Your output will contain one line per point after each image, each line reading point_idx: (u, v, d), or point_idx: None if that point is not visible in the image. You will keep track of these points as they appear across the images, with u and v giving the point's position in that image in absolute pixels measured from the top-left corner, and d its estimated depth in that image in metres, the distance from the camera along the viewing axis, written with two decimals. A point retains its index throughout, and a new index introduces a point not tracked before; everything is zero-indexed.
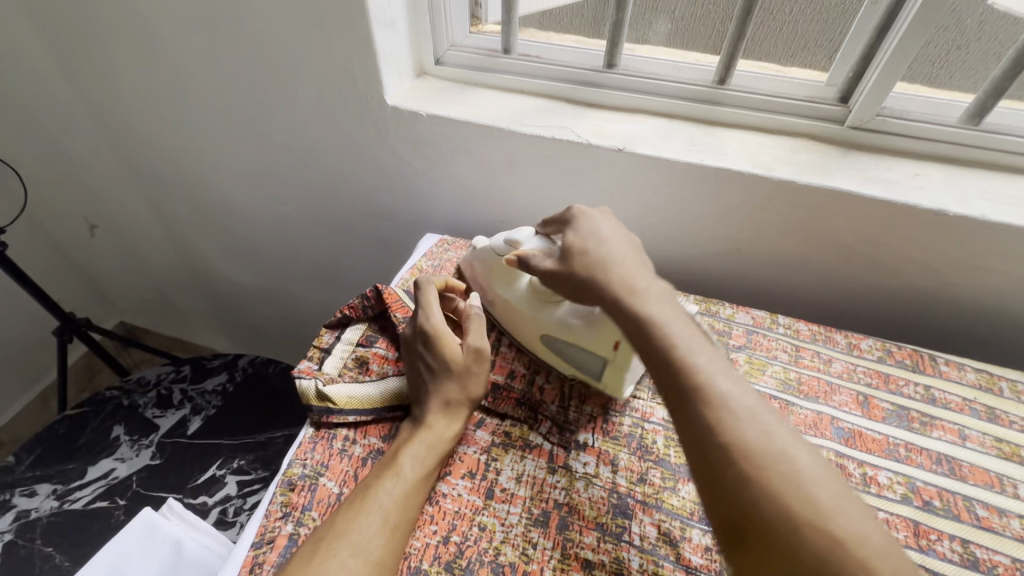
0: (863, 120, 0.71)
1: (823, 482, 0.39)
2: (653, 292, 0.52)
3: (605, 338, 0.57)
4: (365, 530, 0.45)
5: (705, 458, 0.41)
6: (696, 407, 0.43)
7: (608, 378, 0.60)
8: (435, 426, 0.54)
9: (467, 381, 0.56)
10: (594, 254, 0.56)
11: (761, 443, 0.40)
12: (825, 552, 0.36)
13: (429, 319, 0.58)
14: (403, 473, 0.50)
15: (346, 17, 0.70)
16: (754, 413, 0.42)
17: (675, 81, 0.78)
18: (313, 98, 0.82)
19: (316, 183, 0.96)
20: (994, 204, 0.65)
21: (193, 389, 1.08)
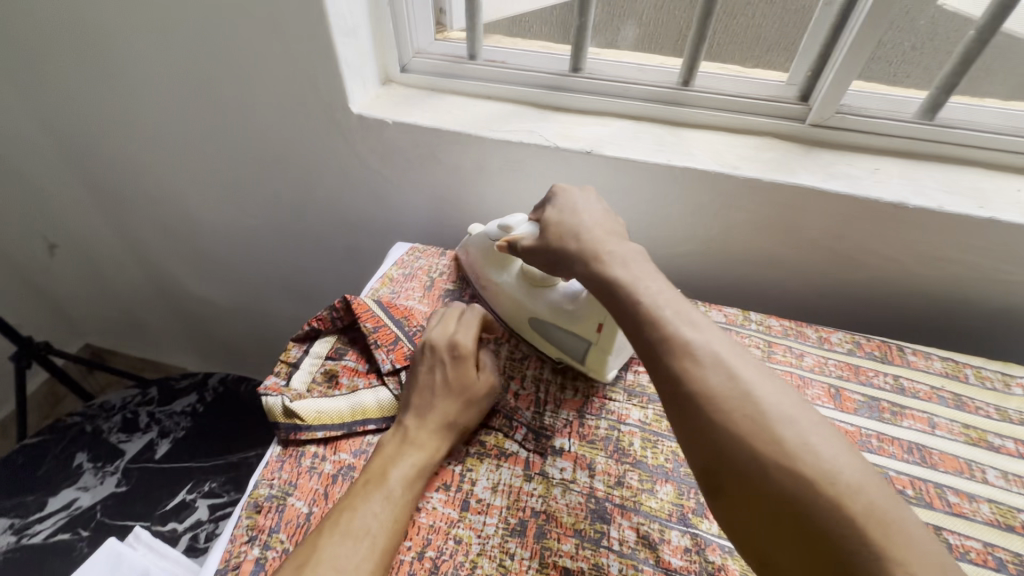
0: (823, 118, 0.72)
1: (793, 420, 0.38)
2: (624, 254, 0.52)
3: (590, 320, 0.59)
4: (351, 556, 0.43)
5: (678, 408, 0.41)
6: (665, 358, 0.43)
7: (591, 361, 0.61)
8: (427, 446, 0.52)
9: (472, 407, 0.56)
10: (566, 228, 0.57)
11: (727, 387, 0.39)
12: (797, 489, 0.35)
13: (464, 335, 0.60)
14: (390, 484, 0.48)
15: (306, 25, 0.69)
16: (722, 360, 0.41)
17: (640, 83, 0.78)
18: (277, 107, 0.80)
19: (284, 195, 0.94)
20: (950, 196, 0.66)
21: (162, 412, 1.04)
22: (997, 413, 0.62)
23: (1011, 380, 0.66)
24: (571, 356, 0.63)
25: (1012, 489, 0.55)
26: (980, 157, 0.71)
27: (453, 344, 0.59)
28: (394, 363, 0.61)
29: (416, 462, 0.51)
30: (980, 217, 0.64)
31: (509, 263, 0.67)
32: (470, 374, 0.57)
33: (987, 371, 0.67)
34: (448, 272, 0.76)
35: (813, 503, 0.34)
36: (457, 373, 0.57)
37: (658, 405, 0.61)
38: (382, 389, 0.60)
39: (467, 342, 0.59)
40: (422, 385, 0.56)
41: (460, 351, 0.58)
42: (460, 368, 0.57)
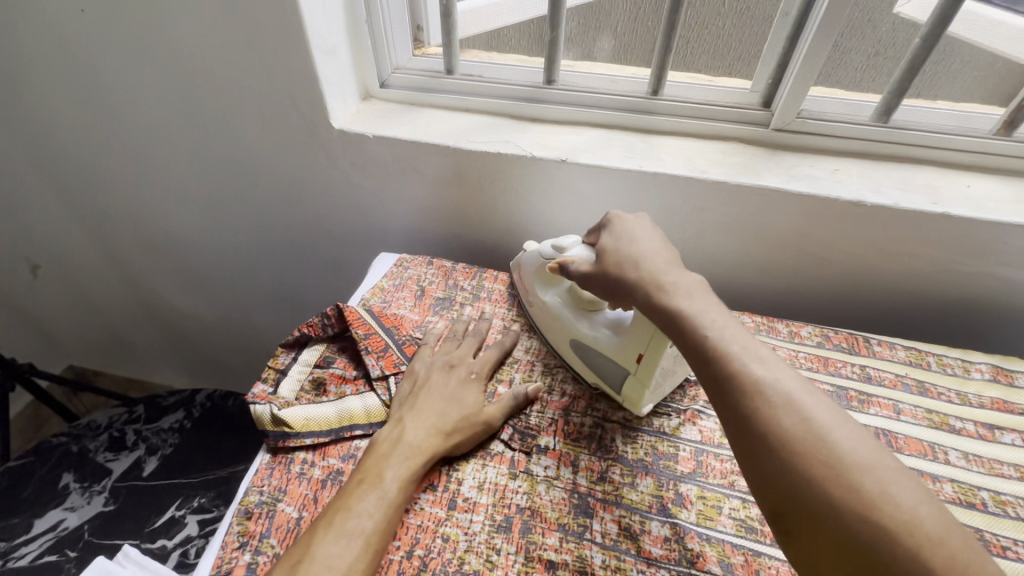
0: (785, 122, 0.76)
1: (872, 466, 0.36)
2: (688, 284, 0.50)
3: (631, 349, 0.58)
4: (345, 555, 0.44)
5: (746, 447, 0.41)
6: (732, 397, 0.42)
7: (629, 392, 0.60)
8: (424, 446, 0.54)
9: (472, 425, 0.57)
10: (624, 255, 0.56)
11: (799, 430, 0.38)
12: (869, 535, 0.34)
13: (484, 363, 0.64)
14: (385, 488, 0.50)
15: (286, 43, 0.71)
16: (795, 400, 0.40)
17: (610, 93, 0.82)
18: (260, 124, 0.82)
19: (268, 210, 0.95)
20: (905, 193, 0.70)
21: (149, 429, 1.04)
22: (958, 397, 0.66)
23: (970, 366, 0.69)
24: (609, 382, 0.62)
25: (973, 469, 0.58)
26: (931, 156, 0.75)
27: (472, 367, 0.63)
28: (383, 370, 0.62)
29: (412, 466, 0.52)
30: (934, 212, 0.68)
31: (560, 282, 0.67)
32: (479, 398, 0.60)
33: (948, 358, 0.70)
34: (437, 280, 0.78)
35: (885, 550, 0.33)
36: (466, 390, 0.60)
37: None
38: (370, 395, 0.61)
39: (483, 367, 0.64)
40: (434, 389, 0.59)
41: (477, 374, 0.63)
42: (474, 388, 0.61)
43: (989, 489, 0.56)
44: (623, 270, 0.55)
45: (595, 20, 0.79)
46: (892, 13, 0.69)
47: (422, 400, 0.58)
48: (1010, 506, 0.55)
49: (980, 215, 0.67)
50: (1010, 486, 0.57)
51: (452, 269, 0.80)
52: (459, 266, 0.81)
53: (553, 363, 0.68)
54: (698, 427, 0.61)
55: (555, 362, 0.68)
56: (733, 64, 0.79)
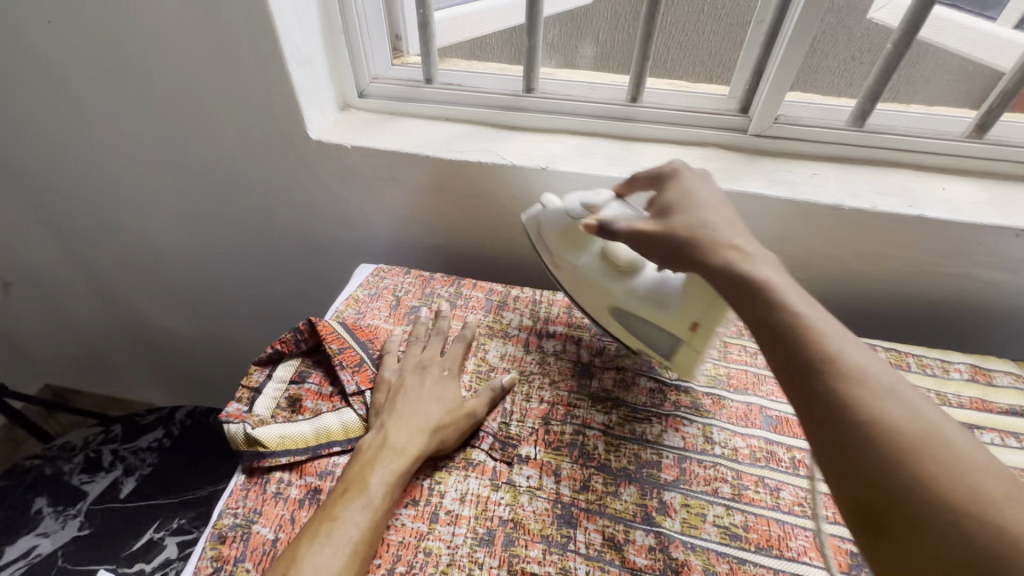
0: (763, 127, 0.76)
1: (991, 471, 0.31)
2: (763, 256, 0.48)
3: (683, 317, 0.59)
4: (329, 564, 0.44)
5: (830, 435, 0.36)
6: (820, 380, 0.38)
7: (680, 358, 0.62)
8: (407, 447, 0.53)
9: (456, 420, 0.57)
10: (694, 219, 0.52)
11: (906, 423, 0.34)
12: (992, 540, 0.28)
13: (454, 358, 0.65)
14: (370, 494, 0.49)
15: (259, 53, 0.70)
16: (898, 391, 0.36)
17: (591, 101, 0.82)
18: (236, 136, 0.81)
19: (247, 222, 0.94)
20: (882, 196, 0.71)
21: (126, 449, 1.01)
22: (938, 398, 0.66)
23: (949, 366, 0.70)
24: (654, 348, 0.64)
25: None
26: (905, 159, 0.76)
27: (444, 364, 0.63)
28: (359, 385, 0.61)
29: (397, 469, 0.51)
30: (909, 214, 0.69)
31: (592, 246, 0.66)
32: (457, 395, 0.60)
33: (927, 359, 0.71)
34: (413, 289, 0.77)
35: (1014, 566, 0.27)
36: (445, 388, 0.60)
37: (622, 409, 0.63)
38: (346, 410, 0.60)
39: (455, 363, 0.64)
40: (409, 393, 0.59)
41: (450, 369, 0.63)
42: (449, 384, 0.61)
43: None
44: (694, 236, 0.51)
45: (575, 28, 0.80)
46: (864, 17, 0.70)
47: (400, 405, 0.57)
48: None
49: (956, 218, 0.68)
50: None
51: (430, 277, 0.78)
52: (438, 274, 0.79)
53: (529, 370, 0.67)
54: (680, 433, 0.61)
55: (532, 368, 0.67)
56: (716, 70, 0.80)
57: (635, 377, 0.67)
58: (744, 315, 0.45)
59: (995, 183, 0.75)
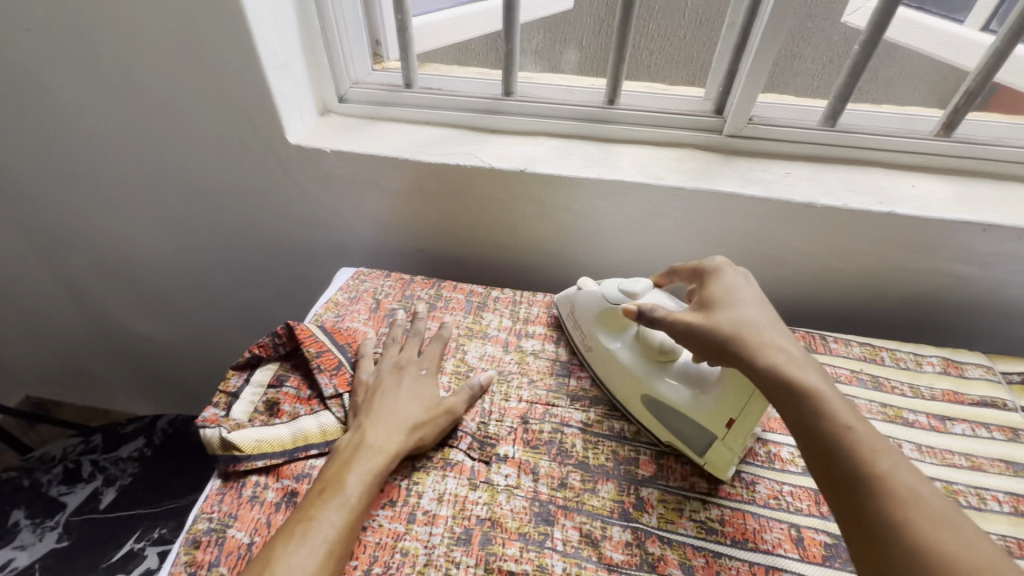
0: (738, 128, 0.77)
1: None
2: (807, 361, 0.47)
3: (719, 413, 0.54)
4: (302, 563, 0.43)
5: (875, 554, 0.36)
6: (869, 495, 0.38)
7: (711, 457, 0.56)
8: (384, 446, 0.53)
9: (435, 422, 0.57)
10: (734, 315, 0.51)
11: (964, 551, 0.33)
12: None
13: (431, 358, 0.65)
14: (346, 494, 0.49)
15: (237, 60, 0.70)
16: (954, 517, 0.35)
17: (570, 104, 0.83)
18: (216, 143, 0.81)
19: (228, 228, 0.94)
20: (853, 194, 0.72)
21: (106, 459, 1.00)
22: (911, 390, 0.68)
23: (922, 359, 0.71)
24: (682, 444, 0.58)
25: (926, 460, 0.60)
26: (875, 157, 0.78)
27: (421, 364, 0.64)
28: (336, 389, 0.61)
29: (374, 468, 0.51)
30: (880, 211, 0.70)
31: (628, 330, 0.63)
32: (435, 394, 0.60)
33: (901, 353, 0.72)
34: (394, 292, 0.77)
35: None
36: (422, 387, 0.60)
37: (600, 407, 0.64)
38: (324, 413, 0.60)
39: (432, 363, 0.64)
40: (388, 392, 0.59)
41: (428, 369, 0.63)
42: (426, 383, 0.61)
43: (942, 479, 0.58)
44: (737, 332, 0.49)
45: (561, 33, 0.81)
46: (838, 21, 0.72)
47: (377, 405, 0.57)
48: (962, 495, 0.57)
49: (924, 214, 0.69)
50: (961, 475, 0.59)
51: (410, 280, 0.79)
52: (418, 276, 0.79)
53: (508, 370, 0.67)
54: None
55: (511, 369, 0.67)
56: (699, 73, 0.80)
57: None
58: (786, 418, 0.45)
59: (962, 179, 0.76)
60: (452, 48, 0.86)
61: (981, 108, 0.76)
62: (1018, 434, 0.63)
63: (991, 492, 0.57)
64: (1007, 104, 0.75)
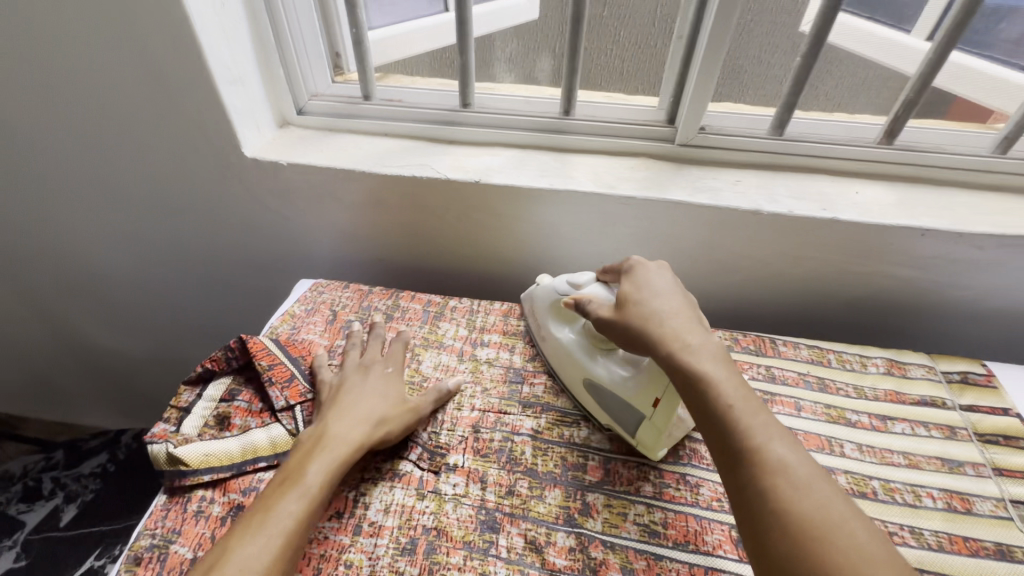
0: (688, 137, 0.79)
1: (883, 563, 0.34)
2: (707, 347, 0.50)
3: (645, 393, 0.57)
4: (255, 553, 0.44)
5: (749, 520, 0.40)
6: (746, 469, 0.41)
7: (642, 436, 0.59)
8: (343, 437, 0.54)
9: (403, 417, 0.59)
10: (645, 308, 0.55)
11: (818, 514, 0.37)
12: None
13: (398, 359, 0.67)
14: (307, 485, 0.49)
15: (188, 73, 0.71)
16: (813, 483, 0.39)
17: (525, 115, 0.84)
18: (171, 156, 0.81)
19: (189, 240, 0.93)
20: (798, 201, 0.74)
21: (68, 476, 0.99)
22: (855, 391, 0.70)
23: (867, 360, 0.74)
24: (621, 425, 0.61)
25: (865, 459, 0.62)
26: (820, 164, 0.80)
27: (388, 364, 0.65)
28: (288, 401, 0.61)
29: (338, 458, 0.52)
30: (823, 218, 0.72)
31: (576, 320, 0.66)
32: (402, 392, 0.62)
33: (847, 354, 0.74)
34: (351, 303, 0.77)
35: None
36: (388, 386, 0.62)
37: (550, 413, 0.65)
38: (275, 426, 0.60)
39: (399, 363, 0.66)
40: (352, 390, 0.60)
41: (394, 369, 0.65)
42: (393, 382, 0.63)
43: (880, 478, 0.60)
44: (645, 324, 0.53)
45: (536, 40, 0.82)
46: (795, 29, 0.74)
47: (342, 401, 0.58)
48: (898, 493, 0.59)
49: (866, 220, 0.71)
50: (898, 474, 0.61)
51: (368, 290, 0.79)
52: (376, 287, 0.80)
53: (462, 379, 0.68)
54: (606, 436, 0.63)
55: (465, 378, 0.68)
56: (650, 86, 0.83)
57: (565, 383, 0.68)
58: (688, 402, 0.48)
59: (905, 185, 0.79)
60: (426, 55, 0.87)
61: (938, 115, 0.80)
62: (955, 432, 0.65)
63: (926, 489, 0.59)
64: (966, 112, 0.79)
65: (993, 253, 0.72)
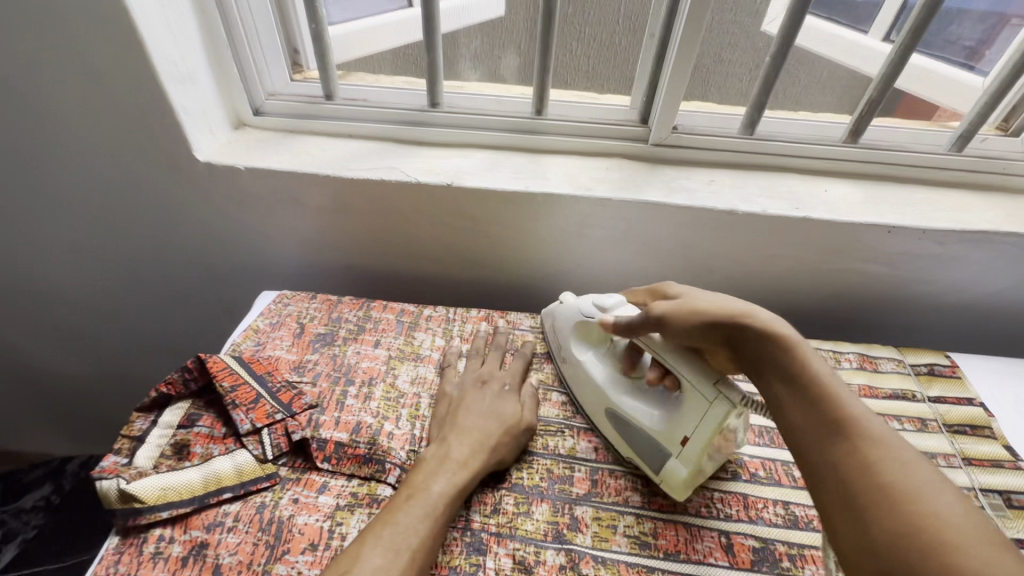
0: (662, 137, 0.79)
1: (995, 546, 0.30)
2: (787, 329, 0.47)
3: (674, 431, 0.53)
4: (374, 560, 0.43)
5: (839, 492, 0.36)
6: (836, 441, 0.38)
7: (667, 476, 0.55)
8: (460, 455, 0.53)
9: (513, 436, 0.57)
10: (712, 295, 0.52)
11: (922, 489, 0.34)
12: None
13: (514, 374, 0.65)
14: (430, 498, 0.49)
15: (129, 70, 0.65)
16: (917, 463, 0.35)
17: (497, 114, 0.81)
18: (114, 161, 0.74)
19: (138, 251, 0.87)
20: (772, 200, 0.75)
21: (6, 512, 0.94)
22: None
23: (840, 356, 0.75)
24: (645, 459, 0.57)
25: None
26: (791, 164, 0.81)
27: (504, 380, 0.63)
28: (253, 423, 0.57)
29: (459, 479, 0.51)
30: (795, 217, 0.73)
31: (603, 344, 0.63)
32: (516, 407, 0.60)
33: (821, 351, 0.76)
34: (320, 315, 0.73)
35: None
36: (503, 402, 0.60)
37: None
38: (240, 452, 0.55)
39: (515, 378, 0.64)
40: (471, 406, 0.59)
41: (511, 385, 0.63)
42: (508, 397, 0.61)
43: None
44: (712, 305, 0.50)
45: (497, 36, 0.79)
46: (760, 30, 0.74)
47: (461, 418, 0.57)
48: None
49: (836, 218, 0.73)
50: None
51: (337, 301, 0.75)
52: (345, 297, 0.76)
53: None
54: (592, 445, 0.61)
55: None
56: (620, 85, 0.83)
57: (546, 393, 0.67)
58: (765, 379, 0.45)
59: (870, 183, 0.81)
60: (388, 52, 0.83)
61: (888, 114, 0.81)
62: (926, 424, 0.67)
63: None
64: (913, 110, 0.81)
65: (955, 248, 0.74)
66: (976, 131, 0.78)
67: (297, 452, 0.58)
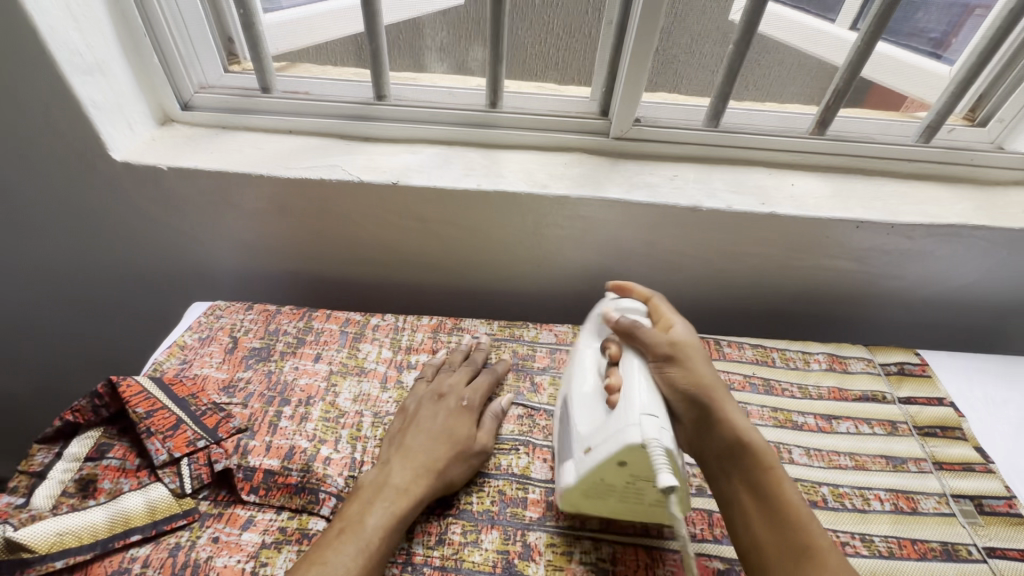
0: (623, 130, 0.74)
1: None
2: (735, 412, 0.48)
3: (584, 437, 0.48)
4: None
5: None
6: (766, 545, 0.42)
7: (564, 490, 0.49)
8: (402, 483, 0.48)
9: (462, 466, 0.52)
10: (697, 353, 0.51)
11: None
12: None
13: (475, 390, 0.59)
14: (365, 534, 0.44)
15: (26, 58, 0.58)
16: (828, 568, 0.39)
17: (447, 107, 0.76)
18: (21, 162, 0.67)
19: (58, 260, 0.80)
20: (737, 196, 0.71)
21: None
22: (800, 391, 0.68)
23: (809, 357, 0.72)
24: (559, 468, 0.53)
25: (815, 464, 0.60)
26: (757, 157, 0.77)
27: (464, 396, 0.58)
28: (171, 453, 0.51)
29: (398, 512, 0.46)
30: (760, 213, 0.69)
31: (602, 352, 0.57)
32: (470, 431, 0.55)
33: (790, 352, 0.72)
34: (255, 327, 0.67)
35: None
36: (458, 424, 0.55)
37: None
38: (155, 487, 0.50)
39: (476, 396, 0.59)
40: (421, 424, 0.54)
41: (469, 403, 0.57)
42: (463, 419, 0.55)
43: (829, 483, 0.58)
44: (688, 368, 0.49)
45: (466, 28, 0.73)
46: (724, 19, 0.70)
47: (409, 438, 0.52)
48: (847, 498, 0.57)
49: (802, 214, 0.69)
50: (846, 477, 0.59)
51: (276, 311, 0.69)
52: (285, 306, 0.70)
53: (385, 411, 0.59)
54: (548, 464, 0.57)
55: (389, 409, 0.60)
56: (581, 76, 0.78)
57: None
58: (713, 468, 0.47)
59: (838, 176, 0.77)
60: (352, 42, 0.75)
61: (855, 104, 0.79)
62: (896, 427, 0.65)
63: (873, 491, 0.58)
64: (880, 101, 0.79)
65: (923, 242, 0.72)
66: (942, 122, 0.76)
67: (221, 483, 0.52)
